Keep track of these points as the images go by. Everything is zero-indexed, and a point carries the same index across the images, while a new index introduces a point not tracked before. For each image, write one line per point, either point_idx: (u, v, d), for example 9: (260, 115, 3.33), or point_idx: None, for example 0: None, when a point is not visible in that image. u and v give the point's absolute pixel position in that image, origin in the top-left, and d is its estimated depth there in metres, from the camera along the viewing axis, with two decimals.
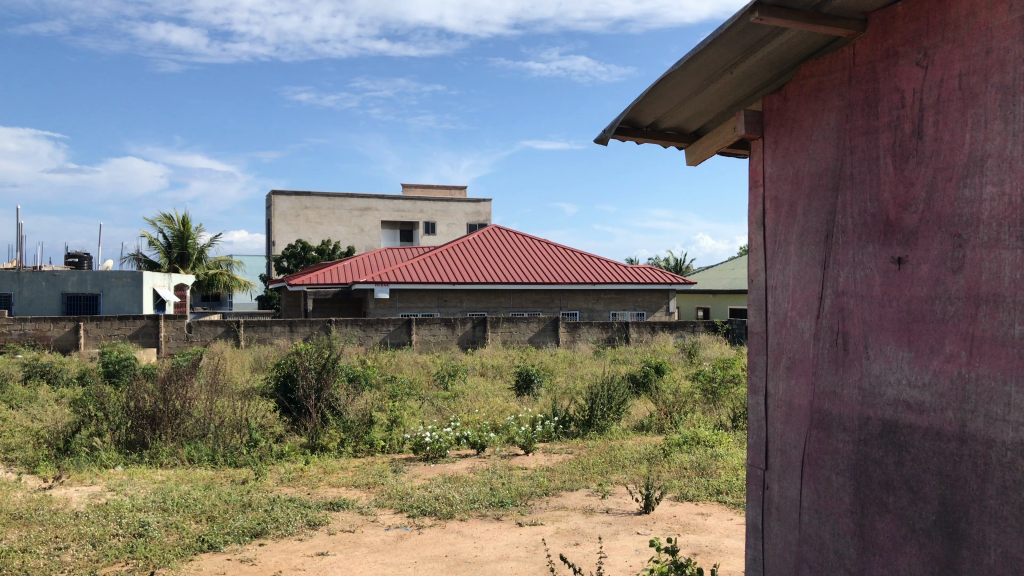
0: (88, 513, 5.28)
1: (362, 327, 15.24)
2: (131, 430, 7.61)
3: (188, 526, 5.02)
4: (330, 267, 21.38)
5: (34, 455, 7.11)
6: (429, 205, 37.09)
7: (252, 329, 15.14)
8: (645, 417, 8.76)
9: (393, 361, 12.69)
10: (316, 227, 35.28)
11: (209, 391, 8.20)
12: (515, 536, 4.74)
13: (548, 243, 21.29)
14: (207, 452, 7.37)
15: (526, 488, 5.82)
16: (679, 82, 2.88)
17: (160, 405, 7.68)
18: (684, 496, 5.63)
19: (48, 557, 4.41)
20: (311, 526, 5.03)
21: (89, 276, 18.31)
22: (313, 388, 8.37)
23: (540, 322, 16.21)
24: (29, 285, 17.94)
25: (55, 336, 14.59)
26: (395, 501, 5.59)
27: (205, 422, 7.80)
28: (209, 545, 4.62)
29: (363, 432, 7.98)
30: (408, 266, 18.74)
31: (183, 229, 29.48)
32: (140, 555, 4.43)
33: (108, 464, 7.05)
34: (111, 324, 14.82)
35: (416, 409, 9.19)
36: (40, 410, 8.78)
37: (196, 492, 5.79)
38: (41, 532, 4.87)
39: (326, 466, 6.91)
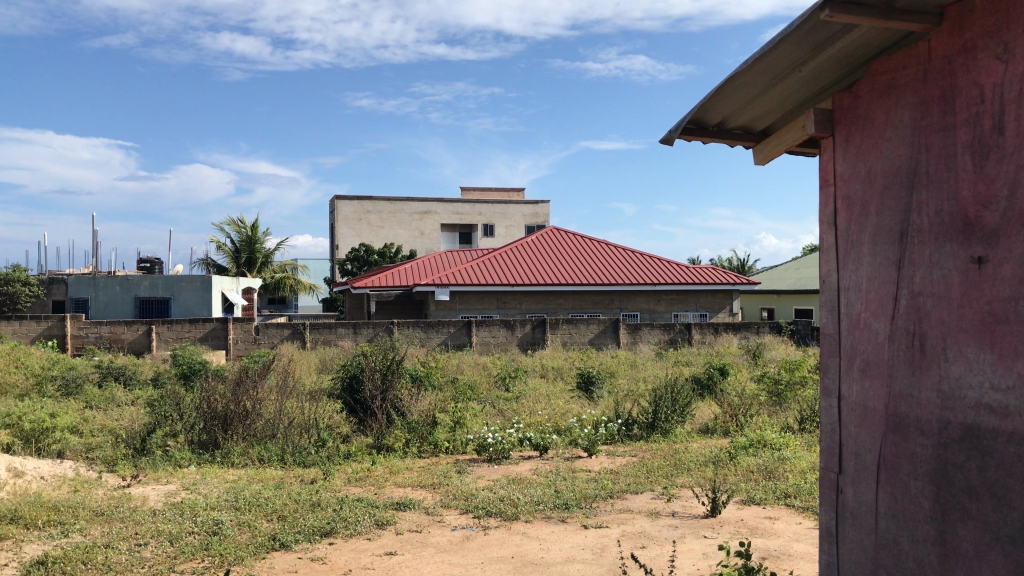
0: (165, 511, 5.44)
1: (424, 328, 15.39)
2: (204, 430, 7.82)
3: (259, 524, 5.14)
4: (393, 269, 21.67)
5: (113, 455, 7.36)
6: (487, 207, 37.24)
7: (318, 331, 15.40)
8: (710, 419, 8.66)
9: (454, 362, 12.80)
10: (378, 231, 35.75)
11: (279, 392, 8.38)
12: (580, 539, 4.74)
13: (608, 244, 21.21)
14: (276, 453, 7.54)
15: (591, 491, 5.81)
16: (747, 81, 2.86)
17: (231, 406, 7.86)
18: (751, 499, 5.55)
19: (129, 553, 4.57)
20: (379, 526, 5.11)
21: (160, 281, 18.82)
22: (378, 390, 8.48)
23: (601, 323, 16.13)
24: (103, 289, 18.53)
25: (129, 339, 15.06)
26: (460, 502, 5.63)
27: (275, 423, 7.97)
28: (281, 544, 4.72)
29: (426, 433, 8.06)
30: (468, 268, 18.88)
31: (250, 233, 30.15)
32: (215, 553, 4.55)
33: (182, 464, 7.26)
34: (181, 327, 15.24)
35: (479, 410, 9.26)
36: (117, 411, 9.08)
37: (267, 492, 5.92)
38: (123, 528, 5.04)
39: (392, 466, 7.00)
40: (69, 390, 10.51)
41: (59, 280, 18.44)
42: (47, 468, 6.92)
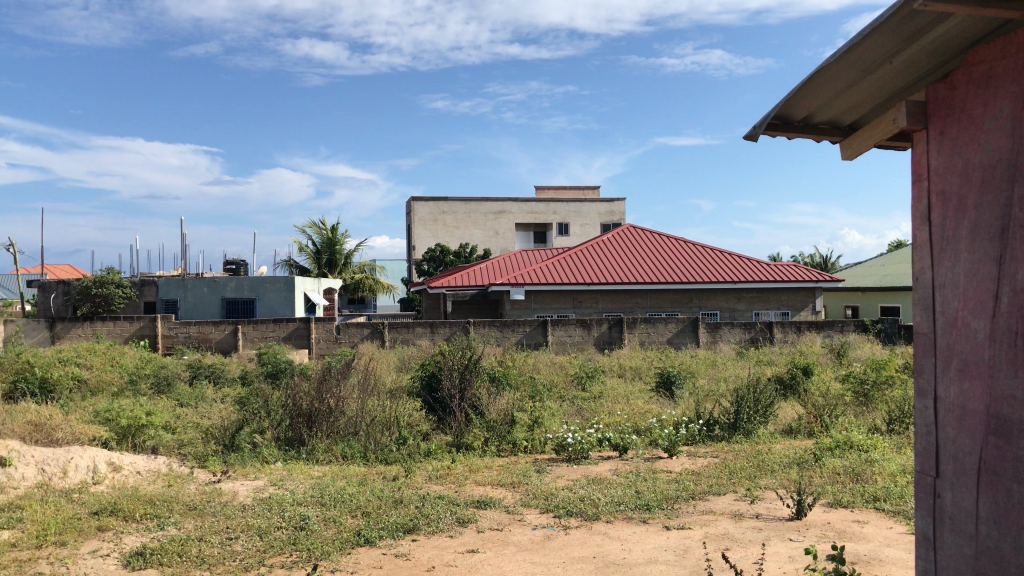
0: (255, 506, 5.60)
1: (500, 328, 15.48)
2: (289, 428, 8.02)
3: (345, 520, 5.25)
4: (469, 269, 21.84)
5: (204, 451, 7.62)
6: (562, 206, 37.16)
7: (396, 330, 15.62)
8: (793, 421, 8.47)
9: (531, 362, 12.83)
10: (453, 231, 36.09)
11: (361, 391, 8.53)
12: (662, 540, 4.70)
13: (686, 241, 20.94)
14: (359, 450, 7.69)
15: (672, 492, 5.75)
16: (835, 74, 2.80)
17: (316, 404, 8.05)
18: (838, 502, 5.42)
19: (222, 546, 4.73)
20: (461, 523, 5.16)
21: (246, 282, 19.39)
22: (456, 388, 8.55)
23: (679, 322, 15.95)
24: (192, 291, 19.17)
25: (217, 338, 15.55)
26: (540, 501, 5.64)
27: (357, 420, 8.12)
28: (365, 540, 4.81)
29: (505, 432, 8.10)
30: (544, 267, 18.90)
31: (330, 235, 30.80)
32: (303, 548, 4.67)
33: (269, 460, 7.47)
34: (266, 327, 15.66)
35: (557, 410, 9.27)
36: (207, 408, 9.39)
37: (351, 489, 6.04)
38: (215, 522, 5.22)
39: (472, 464, 7.06)
40: (161, 387, 10.92)
41: (151, 282, 19.14)
42: (143, 463, 7.20)
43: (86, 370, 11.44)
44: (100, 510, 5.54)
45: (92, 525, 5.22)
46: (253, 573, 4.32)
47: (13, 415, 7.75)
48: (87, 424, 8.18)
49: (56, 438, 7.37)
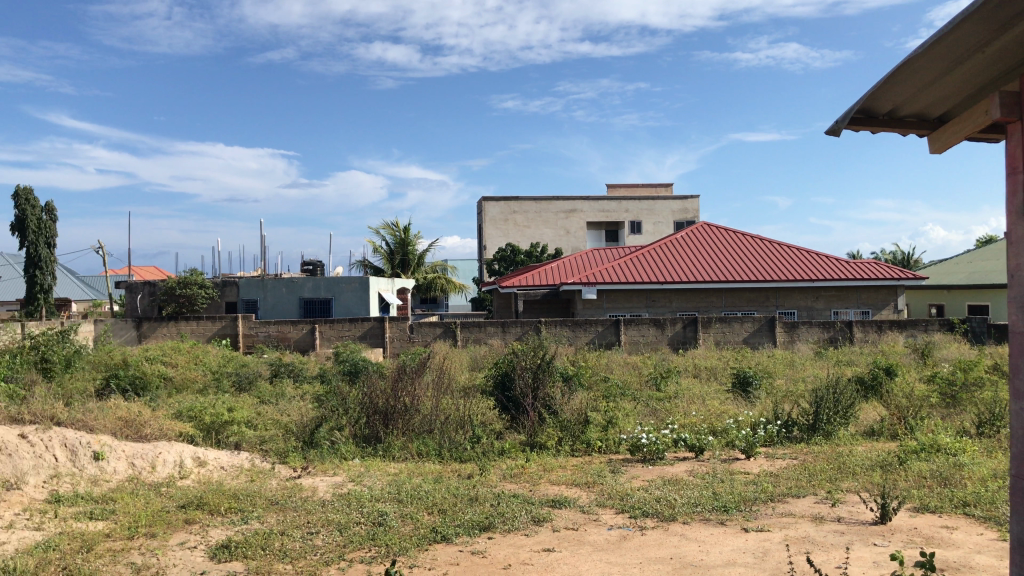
0: (334, 501, 5.72)
1: (572, 327, 15.44)
2: (366, 425, 8.16)
3: (422, 517, 5.31)
4: (541, 268, 21.85)
5: (285, 447, 7.80)
6: (634, 204, 36.86)
7: (469, 330, 15.71)
8: (875, 422, 8.25)
9: (604, 361, 12.76)
10: (524, 230, 36.16)
11: (436, 389, 8.61)
12: (741, 542, 4.63)
13: (761, 238, 20.56)
14: (434, 448, 7.78)
15: (749, 493, 5.66)
16: (923, 66, 2.73)
17: (391, 402, 8.17)
18: (924, 506, 5.25)
19: (304, 540, 4.84)
20: (537, 522, 5.17)
21: (323, 283, 19.78)
22: (529, 388, 8.56)
23: (755, 322, 15.67)
24: (271, 291, 19.66)
25: (295, 337, 15.91)
26: (616, 502, 5.62)
27: (432, 418, 8.21)
28: (442, 537, 4.86)
29: (579, 432, 8.09)
30: (617, 266, 18.80)
31: (403, 236, 31.21)
32: (381, 543, 4.74)
33: (347, 456, 7.61)
34: (342, 326, 15.95)
35: (631, 410, 9.21)
36: (287, 406, 9.62)
37: (427, 486, 6.11)
38: (296, 517, 5.34)
39: (547, 464, 7.07)
40: (242, 385, 11.22)
41: (232, 282, 19.68)
42: (227, 458, 7.43)
43: (172, 368, 11.84)
44: (187, 504, 5.73)
45: (180, 518, 5.39)
46: (334, 568, 4.42)
47: (105, 411, 8.07)
48: (173, 420, 8.47)
49: (145, 434, 7.64)
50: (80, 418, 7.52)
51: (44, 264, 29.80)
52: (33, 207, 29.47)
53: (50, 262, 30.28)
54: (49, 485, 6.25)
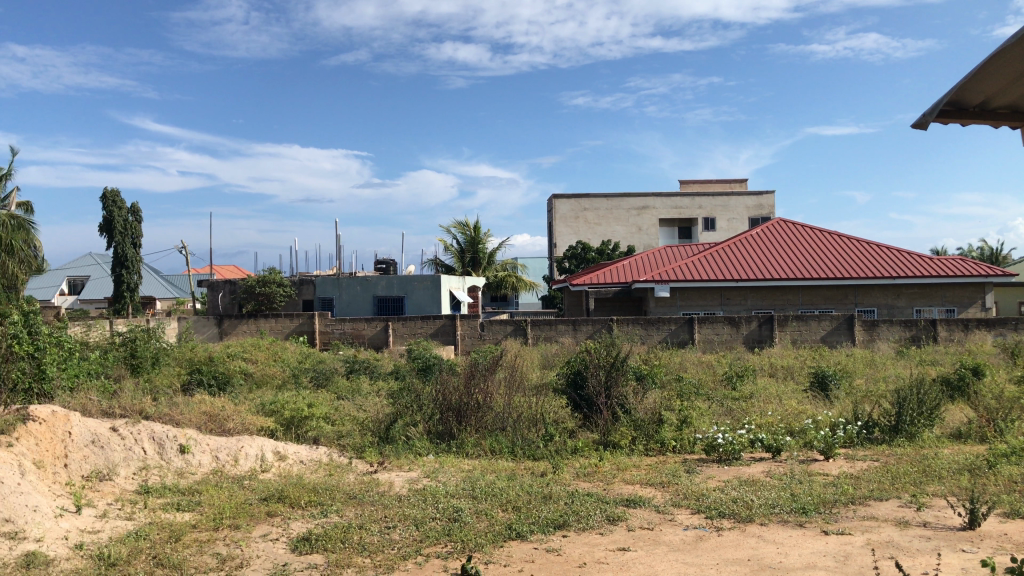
0: (410, 496, 5.81)
1: (644, 326, 15.31)
2: (440, 421, 8.25)
3: (497, 513, 5.35)
4: (612, 265, 21.74)
5: (361, 442, 7.96)
6: (708, 200, 36.34)
7: (540, 328, 15.70)
8: (962, 424, 7.98)
9: (677, 360, 12.62)
10: (596, 228, 36.04)
11: (508, 387, 8.65)
12: (820, 545, 4.54)
13: (839, 234, 20.06)
14: (507, 445, 7.83)
15: (830, 496, 5.53)
16: (1018, 56, 2.64)
17: (465, 399, 8.24)
18: (1016, 512, 5.06)
19: (381, 534, 4.93)
20: (611, 521, 5.15)
21: (396, 280, 20.05)
22: (602, 386, 8.52)
23: (833, 320, 15.30)
24: (346, 289, 20.05)
25: (369, 334, 16.19)
26: (691, 502, 5.56)
27: (505, 416, 8.25)
28: (517, 534, 4.89)
29: (653, 431, 8.03)
30: (689, 263, 18.60)
31: (474, 233, 31.43)
32: (457, 539, 4.80)
33: (422, 452, 7.72)
34: (414, 324, 16.14)
35: (706, 409, 9.09)
36: (362, 402, 9.78)
37: (501, 483, 6.15)
38: (374, 511, 5.44)
39: (620, 463, 7.04)
40: (319, 381, 11.46)
41: (308, 281, 20.13)
42: (306, 452, 7.61)
43: (252, 364, 12.17)
44: (269, 497, 5.88)
45: (262, 510, 5.55)
46: (410, 562, 4.48)
47: (190, 405, 8.35)
48: (254, 415, 8.71)
49: (227, 428, 7.87)
50: (167, 412, 7.80)
51: (130, 263, 30.95)
52: (120, 208, 30.41)
53: (136, 261, 31.41)
54: (139, 476, 6.50)
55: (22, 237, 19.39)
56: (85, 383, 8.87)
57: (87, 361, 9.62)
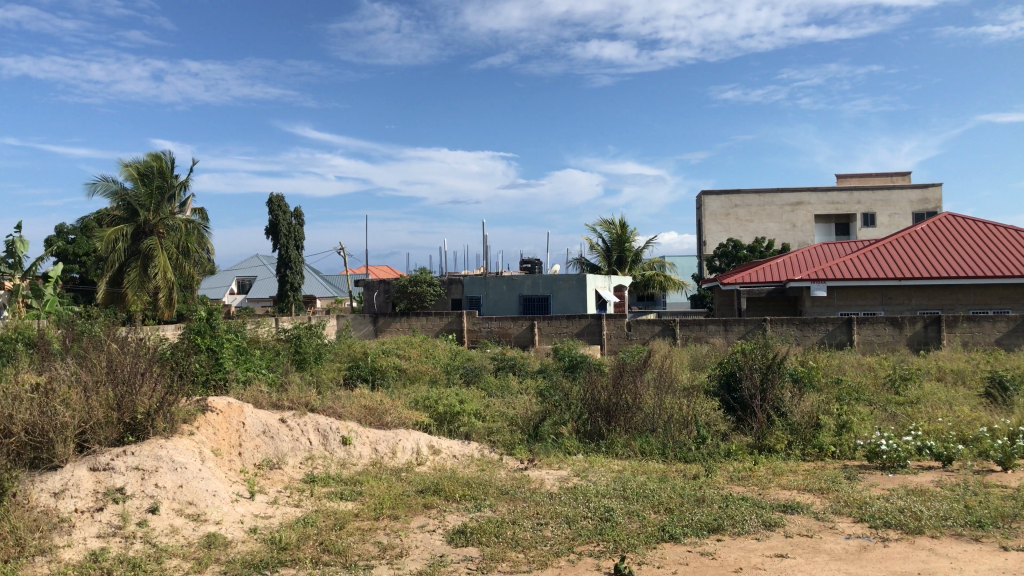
0: (562, 494, 5.86)
1: (799, 326, 14.79)
2: (589, 421, 8.27)
3: (648, 515, 5.31)
4: (765, 263, 21.10)
5: (511, 439, 8.10)
6: (867, 195, 34.61)
7: (689, 328, 15.42)
8: None
9: (835, 362, 12.08)
10: (747, 225, 35.06)
11: (660, 387, 8.53)
12: (999, 561, 4.25)
13: (1016, 229, 18.64)
14: (658, 446, 7.76)
15: (1010, 509, 5.16)
16: None
17: (614, 399, 8.22)
18: None
19: (534, 531, 4.99)
20: (768, 527, 5.01)
21: (541, 280, 20.17)
22: (757, 388, 8.29)
23: (1010, 322, 14.25)
24: (493, 289, 20.48)
25: (516, 333, 16.43)
26: (854, 510, 5.33)
27: (655, 417, 8.15)
28: (670, 536, 4.84)
29: (810, 436, 7.77)
30: (848, 261, 17.82)
31: (621, 232, 31.22)
32: (609, 539, 4.80)
33: (572, 451, 7.78)
34: (561, 323, 16.22)
35: (868, 415, 8.68)
36: (511, 399, 9.94)
37: (652, 484, 6.10)
38: (526, 508, 5.52)
39: (776, 467, 6.84)
40: (469, 378, 11.73)
41: (457, 281, 20.63)
42: (459, 447, 7.82)
43: (406, 360, 12.58)
44: (425, 489, 6.08)
45: (419, 502, 5.74)
46: (564, 560, 4.53)
47: (351, 399, 8.74)
48: (410, 409, 9.02)
49: (386, 421, 8.19)
50: (330, 405, 8.21)
51: (293, 264, 32.64)
52: (284, 212, 32.14)
53: (298, 262, 33.10)
54: (305, 466, 6.86)
55: (197, 239, 20.78)
56: (256, 375, 9.46)
57: (257, 356, 10.24)
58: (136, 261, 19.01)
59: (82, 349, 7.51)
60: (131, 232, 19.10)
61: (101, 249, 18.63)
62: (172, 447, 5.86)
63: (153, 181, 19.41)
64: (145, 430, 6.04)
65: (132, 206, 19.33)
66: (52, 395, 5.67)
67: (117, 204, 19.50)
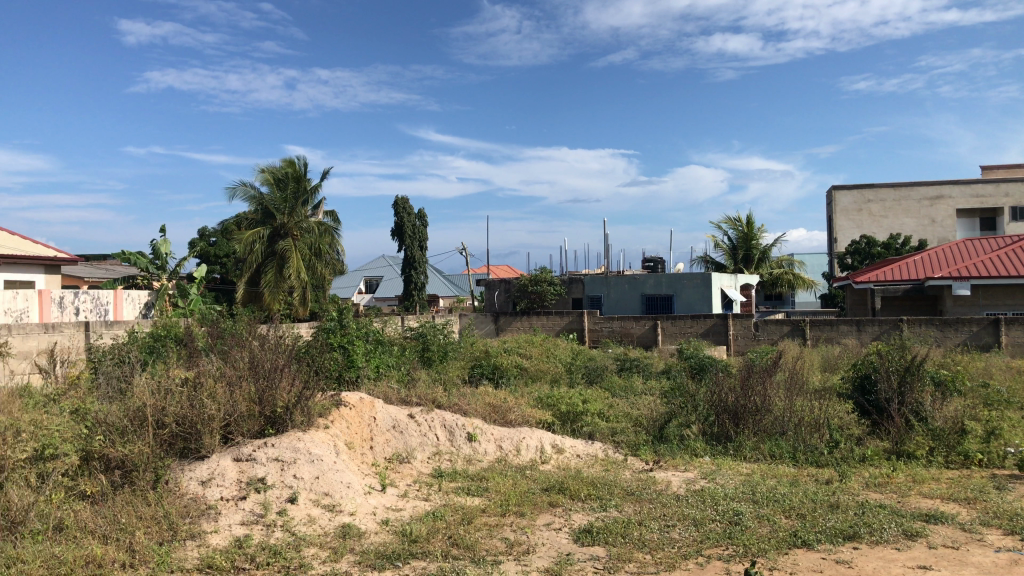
0: (688, 497, 5.77)
1: (940, 327, 14.06)
2: (716, 423, 8.12)
3: (780, 520, 5.17)
4: (902, 260, 20.12)
5: (636, 440, 8.04)
6: (1016, 187, 32.42)
7: (819, 328, 14.89)
8: None
9: (980, 364, 11.41)
10: (881, 220, 33.55)
11: (791, 388, 8.28)
12: None
13: None
14: (788, 450, 7.55)
15: None
16: None
17: (742, 401, 8.03)
18: None
19: (661, 532, 4.95)
20: (908, 536, 4.80)
21: (665, 279, 19.89)
22: (895, 391, 7.94)
23: None
24: (615, 288, 20.38)
25: (638, 333, 16.28)
26: (1003, 522, 5.03)
27: (785, 420, 7.92)
28: (803, 542, 4.70)
29: (954, 442, 7.38)
30: (994, 258, 16.78)
31: (747, 229, 30.45)
32: (738, 542, 4.71)
33: (698, 453, 7.66)
34: (685, 323, 15.98)
35: (1017, 421, 8.15)
36: (635, 399, 9.87)
37: (783, 489, 5.93)
38: (652, 509, 5.47)
39: (916, 474, 6.53)
40: (592, 377, 11.73)
41: (578, 280, 20.66)
42: (583, 447, 7.83)
43: (528, 359, 12.69)
44: (550, 487, 6.13)
45: (544, 501, 5.78)
46: (692, 562, 4.47)
47: (476, 396, 8.90)
48: (534, 408, 9.11)
49: (510, 419, 8.29)
50: (456, 402, 8.37)
51: (418, 264, 33.46)
52: (408, 214, 33.01)
53: (422, 262, 33.90)
54: (433, 461, 7.04)
55: (329, 241, 21.57)
56: (385, 372, 9.78)
57: (386, 354, 10.56)
58: (272, 262, 19.93)
59: (226, 346, 7.95)
60: (267, 234, 20.04)
61: (240, 250, 19.67)
62: (309, 439, 6.12)
63: (288, 185, 20.27)
64: (285, 423, 6.36)
65: (268, 209, 20.27)
66: (200, 388, 6.03)
67: (255, 208, 20.48)
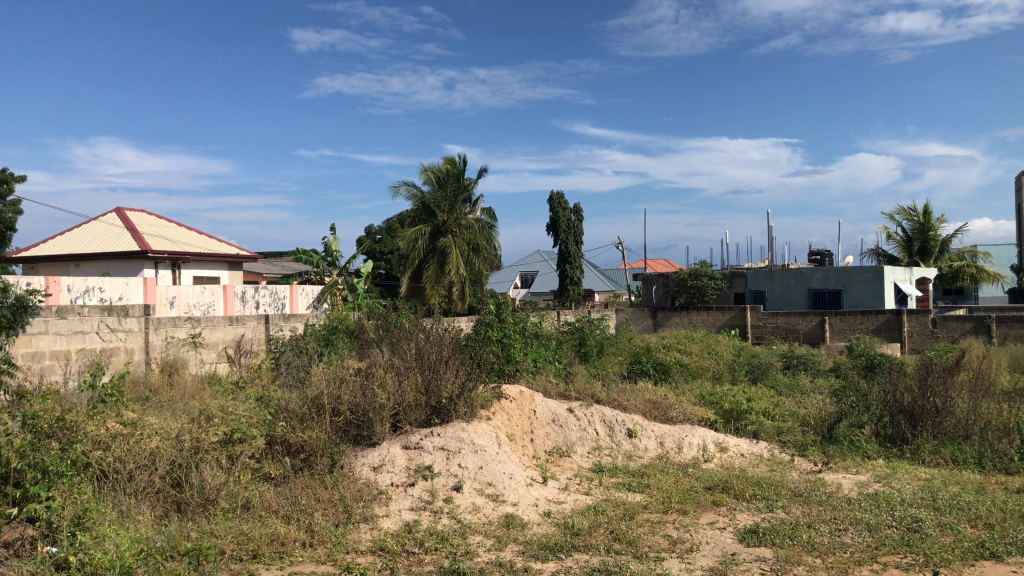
0: (861, 500, 5.52)
1: None
2: (890, 424, 7.71)
3: (964, 529, 4.85)
4: None
5: (803, 439, 7.75)
6: None
7: (1007, 325, 13.81)
8: None
9: None
10: None
11: (975, 390, 7.72)
12: None
13: None
14: (973, 455, 7.07)
15: None
16: None
17: (920, 402, 7.58)
18: None
19: (832, 536, 4.77)
20: None
21: (832, 273, 18.99)
22: None
23: None
24: (779, 282, 19.68)
25: (804, 329, 15.69)
26: None
27: (969, 422, 7.41)
28: (991, 553, 4.39)
29: None
30: None
31: (924, 220, 28.62)
32: (918, 551, 4.46)
33: (871, 456, 7.32)
34: (855, 319, 15.26)
35: None
36: (802, 398, 9.52)
37: (967, 496, 5.56)
38: (822, 511, 5.28)
39: None
40: (755, 376, 11.42)
41: (740, 274, 20.12)
42: (747, 446, 7.64)
43: (687, 355, 12.48)
44: (713, 486, 6.01)
45: (708, 499, 5.68)
46: (866, 568, 4.28)
47: (636, 393, 8.84)
48: (695, 405, 8.95)
49: (671, 416, 8.21)
50: (616, 397, 8.35)
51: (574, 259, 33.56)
52: (564, 208, 33.28)
53: (579, 257, 34.01)
54: (593, 455, 7.07)
55: (487, 237, 22.01)
56: (543, 366, 9.91)
57: (545, 349, 10.68)
58: (433, 257, 20.56)
59: (394, 339, 8.29)
60: (429, 231, 20.70)
61: (404, 247, 20.45)
62: (473, 430, 6.29)
63: (448, 183, 20.85)
64: (450, 413, 6.55)
65: (430, 206, 20.94)
66: (372, 378, 6.33)
67: (417, 205, 21.20)
